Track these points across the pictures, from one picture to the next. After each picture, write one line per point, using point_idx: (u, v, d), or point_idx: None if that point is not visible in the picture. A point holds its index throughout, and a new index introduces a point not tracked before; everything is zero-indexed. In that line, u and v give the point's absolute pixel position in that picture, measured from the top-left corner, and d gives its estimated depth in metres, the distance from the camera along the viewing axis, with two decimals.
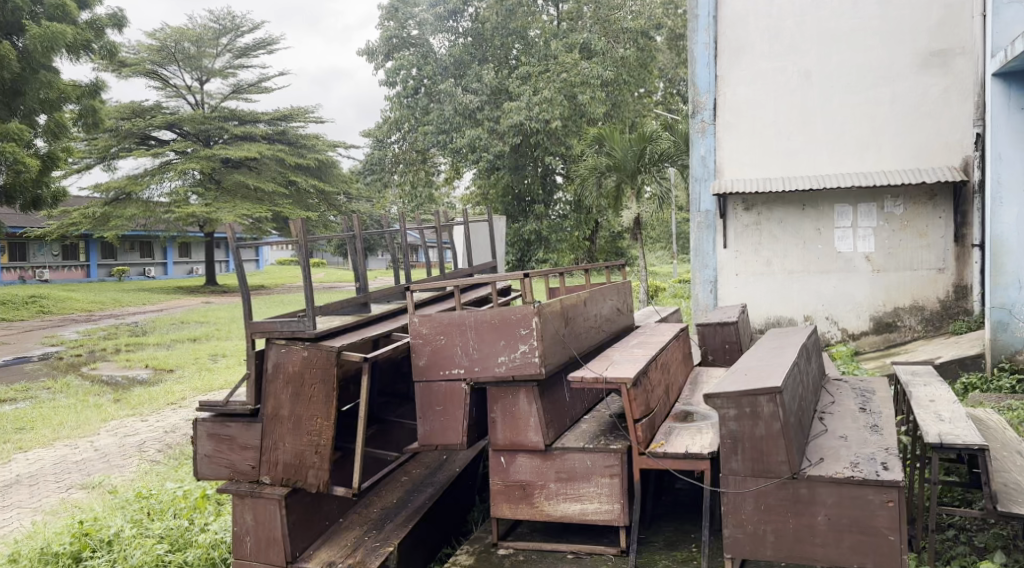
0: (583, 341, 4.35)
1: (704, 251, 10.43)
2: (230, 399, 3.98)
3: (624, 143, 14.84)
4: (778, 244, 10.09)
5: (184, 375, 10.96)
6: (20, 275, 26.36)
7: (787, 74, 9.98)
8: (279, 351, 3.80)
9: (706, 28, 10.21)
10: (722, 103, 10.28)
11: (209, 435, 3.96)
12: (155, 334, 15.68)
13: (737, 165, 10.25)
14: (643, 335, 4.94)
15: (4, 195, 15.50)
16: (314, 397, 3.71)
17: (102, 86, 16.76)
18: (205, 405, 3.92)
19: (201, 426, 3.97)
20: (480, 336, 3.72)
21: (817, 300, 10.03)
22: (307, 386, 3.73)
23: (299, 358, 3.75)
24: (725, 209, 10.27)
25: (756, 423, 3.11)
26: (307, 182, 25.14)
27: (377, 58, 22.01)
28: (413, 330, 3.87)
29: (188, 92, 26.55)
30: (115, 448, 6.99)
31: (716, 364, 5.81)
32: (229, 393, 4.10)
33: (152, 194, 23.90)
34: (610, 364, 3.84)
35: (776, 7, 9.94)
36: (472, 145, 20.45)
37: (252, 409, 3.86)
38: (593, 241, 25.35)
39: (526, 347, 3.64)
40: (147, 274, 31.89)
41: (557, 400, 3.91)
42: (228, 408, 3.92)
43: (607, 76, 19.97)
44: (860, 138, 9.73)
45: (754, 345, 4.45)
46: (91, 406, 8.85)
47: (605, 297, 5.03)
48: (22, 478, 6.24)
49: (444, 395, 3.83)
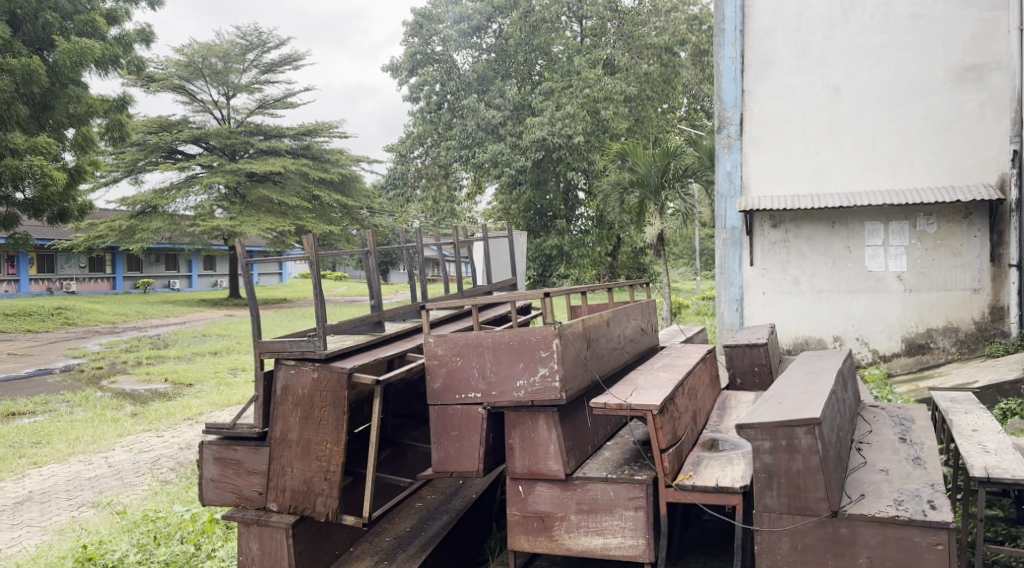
0: (605, 364, 4.15)
1: (730, 268, 10.16)
2: (237, 422, 3.87)
3: (647, 158, 14.61)
4: (806, 262, 9.83)
5: (203, 390, 10.90)
6: (47, 286, 26.77)
7: (816, 89, 9.75)
8: (288, 372, 3.67)
9: (733, 42, 10.01)
10: (749, 119, 10.06)
11: (217, 458, 3.85)
12: (177, 347, 15.71)
13: (764, 181, 10.02)
14: (670, 357, 4.73)
15: (32, 208, 15.67)
16: (323, 421, 3.56)
17: (129, 101, 16.90)
18: (211, 428, 3.81)
19: (208, 449, 3.87)
20: (497, 358, 3.55)
21: (846, 320, 9.74)
22: (316, 409, 3.58)
23: (308, 381, 3.61)
24: (752, 225, 10.01)
25: (792, 456, 2.89)
26: (330, 197, 25.26)
27: (401, 74, 22.10)
28: (428, 351, 3.72)
29: (215, 107, 26.84)
30: (128, 465, 6.90)
31: (744, 389, 5.58)
32: (238, 415, 3.99)
33: (177, 208, 24.12)
34: (634, 388, 3.65)
35: (805, 22, 9.75)
36: (495, 160, 20.35)
37: (260, 433, 3.74)
38: (615, 256, 25.14)
39: (546, 371, 3.46)
40: (172, 286, 32.18)
41: (579, 426, 3.72)
42: (236, 431, 3.81)
43: (630, 92, 19.83)
44: (891, 154, 9.47)
45: (786, 370, 4.23)
46: (108, 420, 8.79)
47: (629, 316, 4.83)
48: (35, 495, 6.16)
49: (460, 419, 3.66)
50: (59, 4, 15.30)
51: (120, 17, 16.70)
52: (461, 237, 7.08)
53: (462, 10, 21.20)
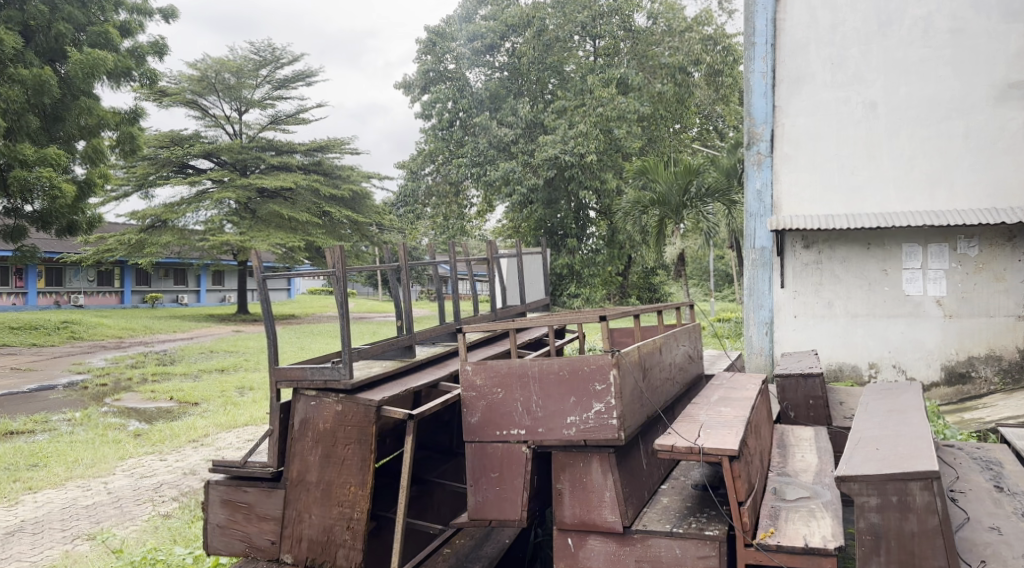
0: (659, 395, 3.72)
1: (760, 291, 9.60)
2: (248, 461, 3.63)
3: (669, 175, 14.22)
4: (840, 284, 9.35)
5: (209, 409, 10.45)
6: (55, 299, 26.69)
7: (850, 105, 9.33)
8: (309, 404, 3.46)
9: (764, 56, 9.52)
10: (780, 135, 9.59)
11: (225, 499, 3.60)
12: (183, 363, 15.33)
13: (796, 200, 9.56)
14: (725, 387, 4.27)
15: (40, 220, 15.39)
16: (347, 460, 3.33)
17: (140, 113, 16.63)
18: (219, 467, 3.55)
19: (216, 491, 3.61)
20: (546, 391, 3.14)
21: (883, 346, 9.24)
22: (340, 447, 3.35)
23: (332, 414, 3.39)
24: (784, 246, 9.52)
25: (905, 516, 2.55)
26: (341, 213, 24.95)
27: (413, 91, 21.90)
28: (465, 382, 3.32)
29: (227, 122, 26.66)
30: (129, 492, 6.46)
31: (799, 423, 5.19)
32: (246, 454, 3.75)
33: (187, 222, 23.82)
34: (700, 426, 3.22)
35: (840, 35, 9.34)
36: (506, 177, 20.03)
37: (275, 472, 3.50)
38: (626, 276, 24.61)
39: (601, 406, 3.03)
40: (180, 301, 31.84)
41: (634, 470, 3.27)
42: (247, 470, 3.58)
43: (644, 111, 19.60)
44: (930, 174, 9.04)
45: (863, 412, 3.78)
46: (110, 441, 8.34)
47: (679, 341, 4.39)
48: (26, 525, 5.72)
49: (501, 459, 3.23)
50: (72, 14, 15.07)
51: (133, 28, 16.52)
52: (491, 253, 6.75)
53: (475, 28, 20.95)
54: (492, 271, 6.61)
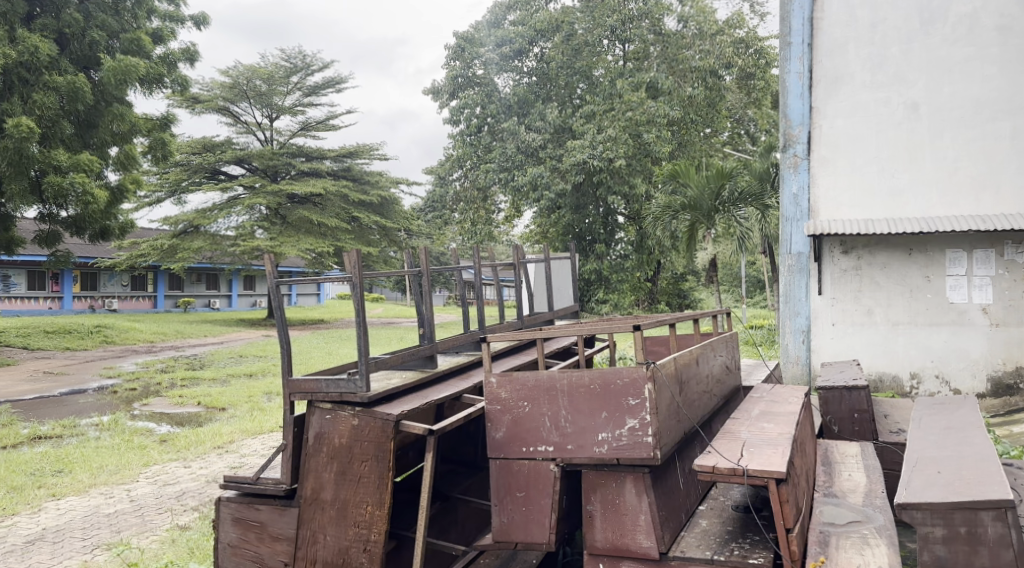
0: (696, 410, 3.49)
1: (796, 298, 9.15)
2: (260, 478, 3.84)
3: (701, 179, 13.91)
4: (881, 291, 8.99)
5: (236, 415, 10.39)
6: (90, 303, 27.19)
7: (891, 106, 8.97)
8: (323, 418, 3.62)
9: (801, 57, 9.21)
10: (817, 137, 9.28)
11: (236, 514, 3.87)
12: (212, 368, 15.39)
13: (834, 205, 9.22)
14: (766, 401, 4.02)
15: (74, 226, 15.57)
16: (364, 478, 3.49)
17: (172, 120, 16.75)
18: (232, 484, 3.80)
19: (226, 507, 3.88)
20: (575, 406, 2.97)
21: (925, 355, 8.86)
22: (356, 464, 3.51)
23: (347, 429, 3.55)
24: (821, 251, 9.20)
25: (973, 547, 2.59)
26: (369, 219, 24.99)
27: (442, 97, 21.85)
28: (490, 395, 3.18)
29: (258, 128, 26.89)
30: (151, 500, 6.38)
31: (842, 438, 4.98)
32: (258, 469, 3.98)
33: (219, 228, 24.05)
34: (743, 444, 3.01)
35: (880, 34, 9.00)
36: (534, 183, 19.84)
37: (288, 490, 3.70)
38: (656, 282, 24.25)
39: (635, 423, 2.85)
40: (212, 305, 32.16)
41: (671, 491, 3.08)
42: (259, 487, 3.80)
43: (675, 115, 19.18)
44: (975, 177, 8.66)
45: (918, 431, 3.55)
46: (136, 447, 8.30)
47: (715, 351, 4.16)
48: (48, 534, 5.66)
49: (527, 478, 3.09)
50: (105, 22, 15.28)
51: (165, 36, 16.69)
52: (518, 260, 6.48)
53: (504, 34, 20.82)
54: (521, 277, 6.37)
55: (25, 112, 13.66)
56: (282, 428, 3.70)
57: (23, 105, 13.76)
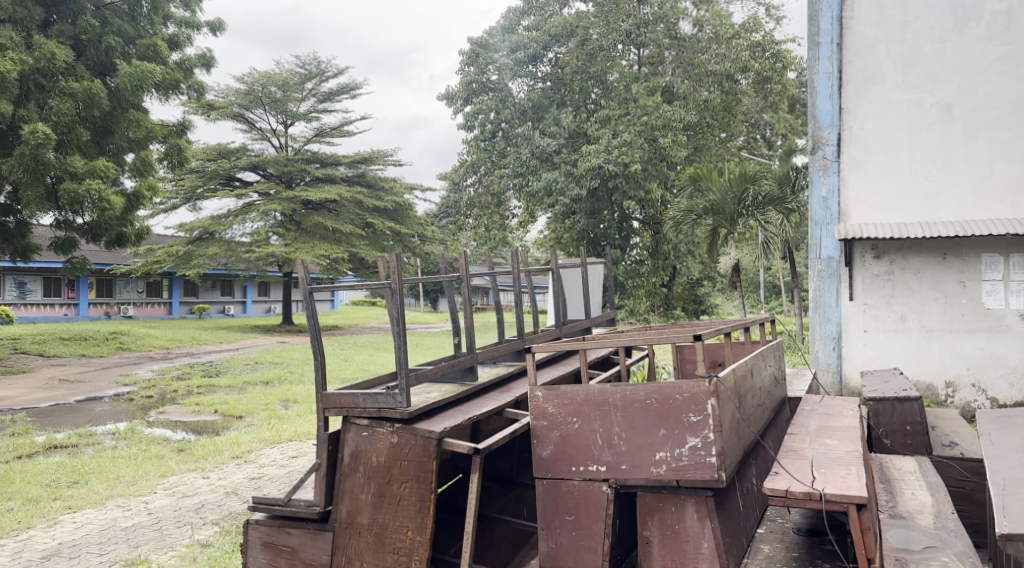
0: (753, 424, 3.58)
1: (826, 303, 9.03)
2: (290, 499, 3.99)
3: (723, 183, 13.66)
4: (915, 297, 8.66)
5: (253, 423, 10.23)
6: (105, 310, 27.26)
7: (923, 107, 8.68)
8: (360, 436, 3.82)
9: (829, 57, 9.03)
10: (847, 139, 9.01)
11: (264, 537, 4.03)
12: (228, 375, 15.26)
13: (865, 208, 8.93)
14: (819, 415, 3.93)
15: (91, 232, 15.53)
16: (403, 500, 3.67)
17: (188, 126, 16.68)
18: (261, 506, 3.94)
19: (256, 530, 4.03)
20: (630, 424, 3.40)
21: (961, 363, 8.53)
22: (395, 488, 3.69)
23: (386, 448, 3.73)
24: (852, 255, 8.89)
25: None
26: (384, 225, 24.85)
27: (456, 103, 21.72)
28: (541, 415, 3.63)
29: (273, 135, 26.87)
30: (169, 513, 6.21)
31: (894, 452, 4.79)
32: (289, 489, 4.10)
33: (234, 234, 24.00)
34: (812, 464, 2.99)
35: (912, 33, 8.71)
36: (549, 188, 19.68)
37: (321, 512, 3.87)
38: (672, 287, 23.89)
39: (694, 441, 3.25)
40: (227, 312, 32.08)
41: (732, 515, 3.44)
42: (290, 509, 3.94)
43: (691, 119, 18.85)
44: (1012, 179, 8.36)
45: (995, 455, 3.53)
46: (152, 457, 8.13)
47: (767, 360, 4.06)
48: (64, 549, 5.49)
49: (577, 502, 3.55)
50: (122, 29, 15.32)
51: (181, 42, 16.66)
52: (556, 262, 6.61)
53: (518, 39, 20.69)
54: (559, 275, 6.43)
55: (41, 118, 13.60)
56: (317, 447, 3.88)
57: (40, 112, 13.73)
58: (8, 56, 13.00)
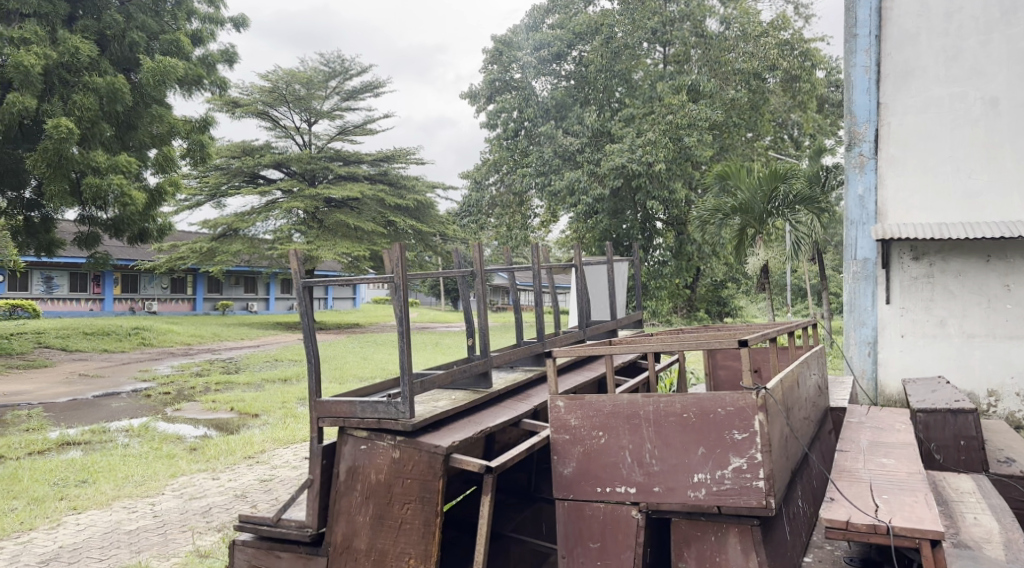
0: (798, 440, 3.41)
1: (862, 307, 8.59)
2: (280, 518, 3.75)
3: (752, 182, 13.25)
4: (955, 301, 8.21)
5: (270, 422, 10.02)
6: (130, 305, 27.38)
7: (967, 101, 8.21)
8: (357, 450, 3.59)
9: (867, 49, 8.59)
10: (885, 135, 8.56)
11: (252, 561, 3.80)
12: (247, 372, 15.10)
13: (903, 207, 8.48)
14: (870, 429, 4.05)
15: (115, 228, 15.51)
16: (405, 523, 3.41)
17: (210, 122, 16.50)
18: (248, 525, 3.71)
19: (243, 551, 3.80)
20: (666, 443, 3.28)
21: (1004, 371, 8.05)
22: (396, 508, 3.44)
23: (387, 464, 3.49)
24: (889, 256, 8.45)
25: None
26: (405, 223, 24.69)
27: (479, 101, 21.54)
28: (565, 428, 3.53)
29: (297, 132, 26.81)
30: (175, 516, 5.99)
31: (947, 467, 4.53)
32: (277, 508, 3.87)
33: (257, 231, 23.92)
34: (873, 489, 3.09)
35: (955, 25, 8.26)
36: (572, 187, 19.29)
37: (312, 534, 3.63)
38: (694, 288, 23.45)
39: (739, 463, 3.12)
40: (250, 308, 32.11)
41: (779, 544, 3.29)
42: (280, 530, 3.70)
43: (717, 118, 18.35)
44: None
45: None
46: (164, 456, 7.91)
47: (810, 367, 3.89)
48: (63, 553, 5.28)
49: (602, 528, 3.40)
50: (145, 23, 15.21)
51: (205, 37, 16.59)
52: (580, 259, 6.27)
53: (542, 37, 20.27)
54: (583, 272, 6.09)
55: (65, 113, 13.48)
56: (310, 461, 3.64)
57: (63, 106, 13.59)
58: (33, 49, 12.96)
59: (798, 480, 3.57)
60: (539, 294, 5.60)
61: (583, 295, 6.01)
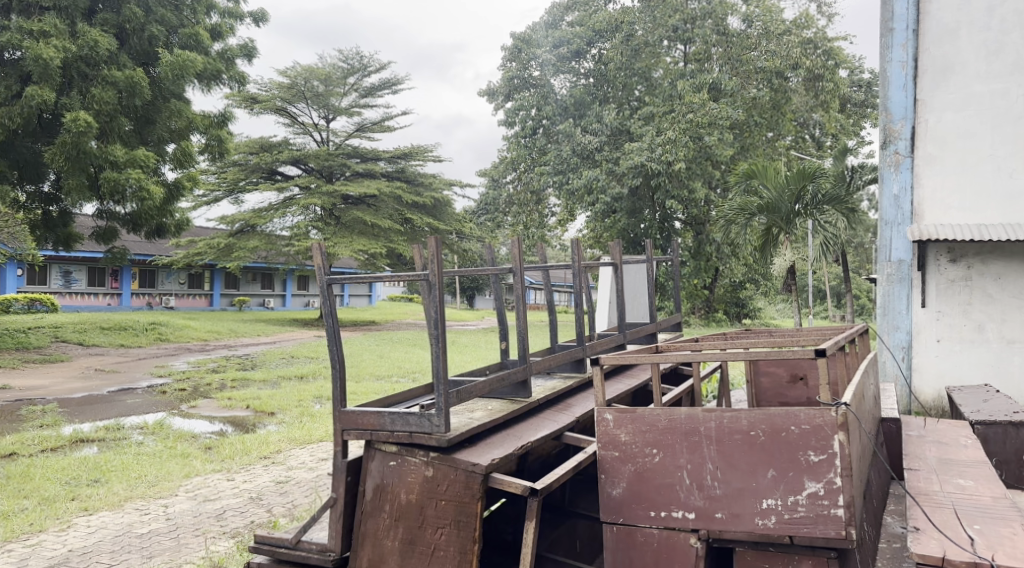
0: (861, 460, 3.31)
1: (895, 310, 8.26)
2: (300, 540, 3.56)
3: (780, 181, 12.90)
4: (995, 305, 7.86)
5: (287, 421, 9.86)
6: (147, 301, 27.48)
7: (1010, 98, 7.83)
8: (385, 468, 3.39)
9: (904, 44, 8.25)
10: (922, 133, 8.22)
11: None
12: (263, 369, 14.96)
13: (941, 207, 8.13)
14: (934, 445, 4.33)
15: (132, 222, 15.42)
16: (438, 549, 3.22)
17: (228, 117, 16.30)
18: (264, 547, 3.51)
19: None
20: (729, 463, 3.20)
21: None
22: (428, 532, 3.25)
23: (418, 484, 3.30)
24: (925, 258, 8.11)
25: None
26: (421, 221, 24.52)
27: (497, 98, 21.28)
28: (616, 445, 3.45)
29: (315, 129, 26.71)
30: (189, 519, 5.81)
31: (1009, 482, 4.76)
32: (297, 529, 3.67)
33: (274, 228, 23.74)
34: (964, 517, 3.22)
35: (998, 18, 7.88)
36: (589, 186, 18.93)
37: (334, 558, 3.43)
38: (714, 289, 23.01)
39: (813, 488, 3.05)
40: (267, 305, 32.02)
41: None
42: (300, 553, 3.51)
43: (738, 117, 17.97)
44: None
45: None
46: (180, 455, 7.75)
47: (864, 380, 3.75)
48: (73, 557, 5.11)
49: (659, 555, 3.30)
50: (165, 17, 15.04)
51: (224, 32, 16.44)
52: (618, 258, 5.98)
53: (561, 34, 19.91)
54: (620, 272, 5.81)
55: (83, 106, 13.37)
56: (334, 479, 3.45)
57: (81, 100, 13.47)
58: (52, 42, 12.90)
59: (865, 502, 3.44)
60: (579, 296, 5.37)
61: (621, 296, 5.76)
